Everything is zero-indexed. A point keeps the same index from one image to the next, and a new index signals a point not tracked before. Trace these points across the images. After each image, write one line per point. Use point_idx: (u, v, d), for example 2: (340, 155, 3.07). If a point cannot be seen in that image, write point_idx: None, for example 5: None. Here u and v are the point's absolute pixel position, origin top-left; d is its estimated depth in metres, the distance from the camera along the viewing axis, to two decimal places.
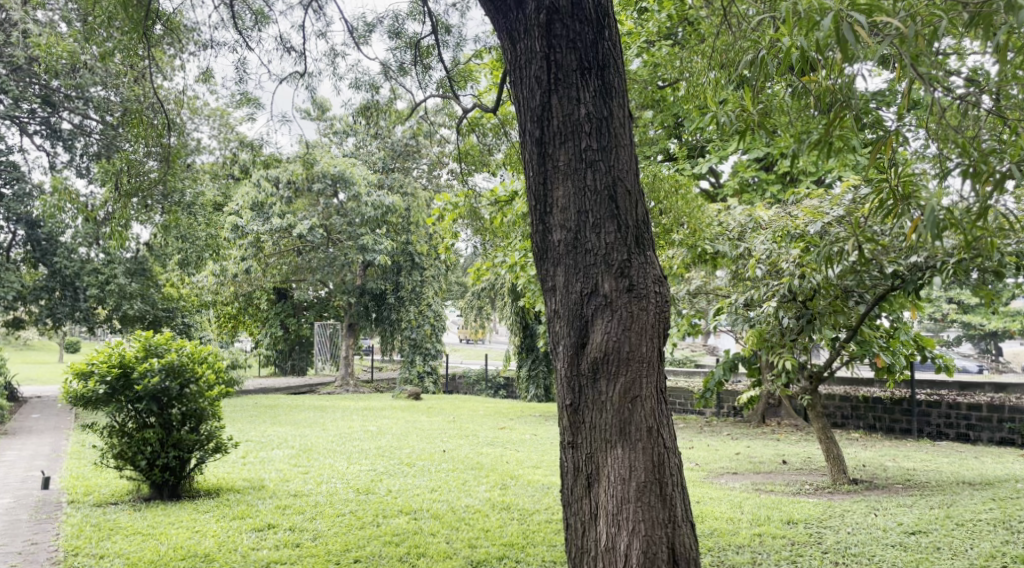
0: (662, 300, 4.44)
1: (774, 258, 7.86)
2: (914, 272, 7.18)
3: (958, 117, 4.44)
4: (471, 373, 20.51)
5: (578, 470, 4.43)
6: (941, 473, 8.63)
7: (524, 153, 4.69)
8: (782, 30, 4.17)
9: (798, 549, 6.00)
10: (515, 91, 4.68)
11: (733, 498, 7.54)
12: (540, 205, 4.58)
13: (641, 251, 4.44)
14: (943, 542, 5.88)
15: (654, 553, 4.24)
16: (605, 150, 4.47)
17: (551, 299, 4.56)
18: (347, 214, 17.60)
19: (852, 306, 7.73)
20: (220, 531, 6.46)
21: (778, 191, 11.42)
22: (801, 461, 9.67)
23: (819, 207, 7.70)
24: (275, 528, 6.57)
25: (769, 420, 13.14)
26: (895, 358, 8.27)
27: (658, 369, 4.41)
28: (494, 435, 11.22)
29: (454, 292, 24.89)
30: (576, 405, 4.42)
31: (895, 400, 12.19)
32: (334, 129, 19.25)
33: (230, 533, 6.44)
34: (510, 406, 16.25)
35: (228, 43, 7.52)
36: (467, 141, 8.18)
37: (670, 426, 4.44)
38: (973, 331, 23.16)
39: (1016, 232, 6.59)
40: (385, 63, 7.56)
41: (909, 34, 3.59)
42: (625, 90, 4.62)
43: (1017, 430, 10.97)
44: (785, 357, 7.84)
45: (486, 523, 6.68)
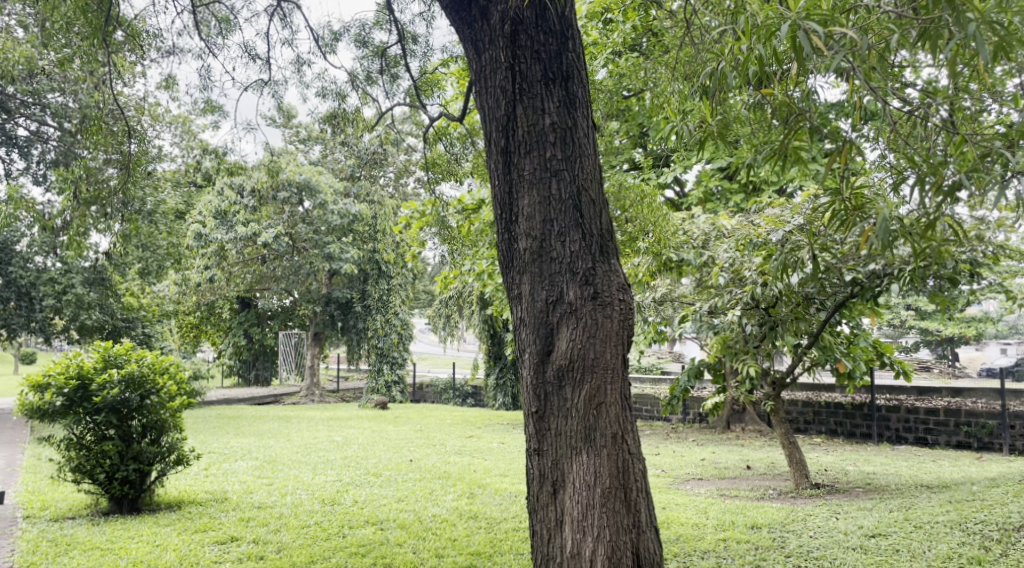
0: (626, 307, 4.49)
1: (737, 266, 8.04)
2: (872, 279, 7.34)
3: (910, 130, 4.59)
4: (438, 383, 20.42)
5: (544, 476, 4.46)
6: (901, 476, 8.77)
7: (489, 163, 4.72)
8: (742, 42, 4.27)
9: (762, 553, 6.09)
10: (480, 101, 4.71)
11: (698, 503, 7.63)
12: (506, 214, 4.62)
13: (605, 260, 4.49)
14: (902, 544, 5.97)
15: (618, 559, 4.27)
16: (570, 160, 4.52)
17: (517, 307, 4.60)
18: (313, 223, 17.48)
19: (813, 313, 7.88)
20: (181, 545, 6.39)
21: (741, 200, 11.62)
22: (764, 466, 9.80)
23: (780, 216, 7.85)
24: (239, 541, 6.51)
25: (734, 426, 13.27)
26: (856, 363, 8.37)
27: (622, 375, 4.46)
28: (461, 444, 11.21)
29: (421, 300, 24.86)
30: (542, 412, 4.46)
31: (856, 405, 12.39)
32: (300, 137, 19.18)
33: (191, 546, 6.38)
34: (476, 415, 16.20)
35: (192, 50, 7.49)
36: (434, 150, 8.19)
37: (635, 432, 4.49)
38: (929, 336, 23.51)
39: (969, 239, 6.77)
40: (352, 72, 7.56)
41: (862, 47, 3.71)
42: (590, 101, 4.68)
43: (973, 434, 11.21)
44: (749, 364, 7.97)
45: (454, 533, 6.68)
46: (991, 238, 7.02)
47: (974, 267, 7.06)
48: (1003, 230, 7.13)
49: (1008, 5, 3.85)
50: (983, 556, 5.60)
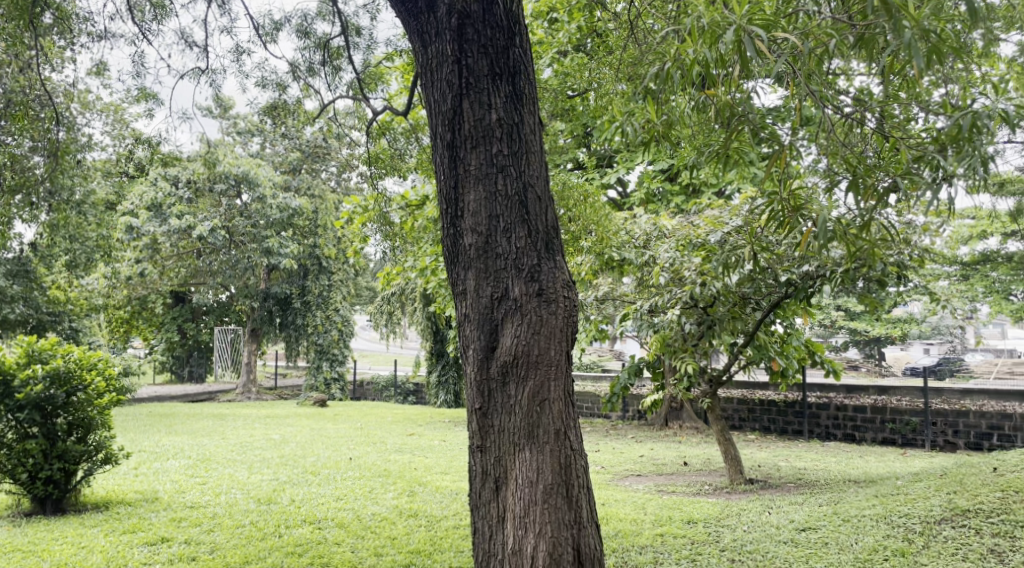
0: (571, 304, 4.54)
1: (677, 266, 8.16)
2: (806, 280, 7.52)
3: (845, 135, 4.74)
4: (379, 381, 20.28)
5: (487, 473, 4.49)
6: (831, 472, 9.03)
7: (435, 156, 4.73)
8: (686, 41, 4.36)
9: (697, 547, 6.23)
10: (427, 94, 4.71)
11: (637, 499, 7.75)
12: (451, 209, 4.64)
13: (550, 256, 4.54)
14: (830, 537, 6.15)
15: (560, 555, 4.33)
16: (516, 156, 4.56)
17: (461, 302, 4.61)
18: (252, 216, 17.09)
19: (749, 312, 8.10)
20: (108, 546, 6.25)
21: (681, 202, 11.81)
22: (701, 463, 9.99)
23: (719, 217, 8.03)
24: (170, 541, 6.39)
25: (672, 423, 13.47)
26: (789, 362, 8.60)
27: (566, 372, 4.51)
28: (401, 442, 11.16)
29: (363, 297, 24.66)
30: (485, 409, 4.48)
31: (788, 403, 12.70)
32: (239, 128, 18.80)
33: (119, 548, 6.23)
34: (419, 414, 15.62)
35: (125, 36, 7.32)
36: (377, 145, 8.14)
37: (578, 429, 4.54)
38: (858, 337, 24.24)
39: (897, 243, 7.02)
40: (293, 63, 7.45)
41: (801, 51, 3.83)
42: (536, 98, 4.72)
43: (897, 430, 11.61)
44: (687, 361, 8.14)
45: (393, 531, 6.66)
46: (917, 241, 7.29)
47: (902, 269, 7.29)
48: (928, 233, 7.40)
49: (936, 16, 4.01)
50: (907, 547, 5.78)
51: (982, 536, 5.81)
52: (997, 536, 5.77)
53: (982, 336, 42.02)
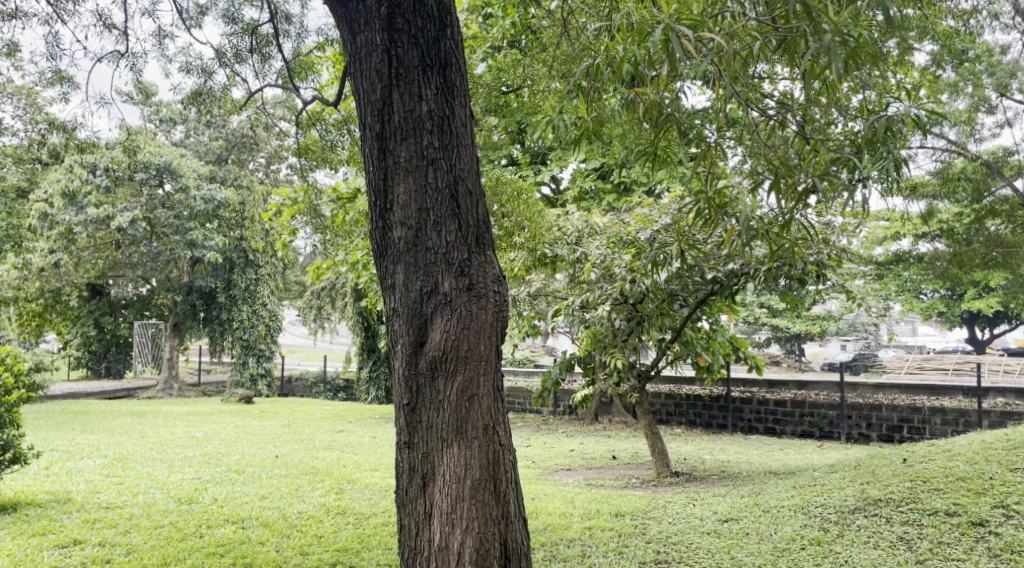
0: (501, 299, 4.56)
1: (607, 263, 8.25)
2: (730, 278, 7.72)
3: (769, 137, 4.87)
4: (307, 376, 20.00)
5: (414, 470, 4.47)
6: (752, 464, 9.27)
7: (363, 147, 4.67)
8: (617, 39, 4.43)
9: (624, 539, 6.32)
10: (355, 83, 4.65)
11: (566, 493, 7.82)
12: (379, 201, 4.59)
13: (480, 251, 4.54)
14: (751, 528, 6.31)
15: (487, 551, 4.36)
16: (446, 149, 4.54)
17: (390, 296, 4.57)
18: (175, 206, 16.70)
19: (676, 309, 8.25)
20: (17, 550, 6.04)
21: (613, 200, 11.94)
22: (629, 456, 10.15)
23: (649, 215, 8.18)
24: (82, 544, 6.21)
25: (602, 417, 13.62)
26: (715, 357, 8.80)
27: (495, 367, 4.53)
28: (330, 439, 11.04)
29: (291, 291, 24.31)
30: (414, 404, 4.46)
31: (713, 397, 12.94)
32: (161, 116, 18.26)
33: (28, 551, 6.04)
34: (348, 410, 15.55)
35: (38, 15, 7.06)
36: (307, 136, 8.00)
37: (506, 424, 4.57)
38: (780, 333, 24.86)
39: (817, 241, 7.25)
40: (220, 49, 7.28)
41: (726, 51, 3.93)
42: (467, 91, 4.71)
43: (815, 423, 11.98)
44: (617, 357, 8.26)
45: (320, 530, 6.59)
46: (834, 241, 7.56)
47: (821, 268, 7.52)
48: (845, 234, 7.67)
49: (854, 21, 4.14)
50: (823, 537, 5.97)
51: (892, 524, 6.02)
52: (905, 524, 5.98)
53: (895, 335, 43.39)
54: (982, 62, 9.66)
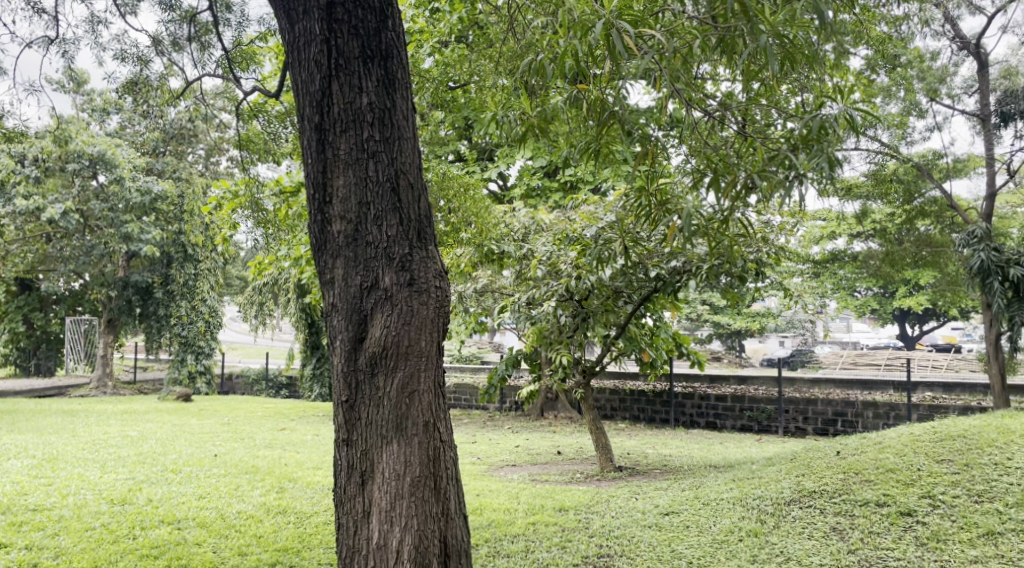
0: (442, 294, 4.50)
1: (553, 259, 8.30)
2: (673, 275, 7.85)
3: (710, 136, 4.92)
4: (248, 374, 19.67)
5: (353, 467, 4.40)
6: (694, 458, 9.38)
7: (302, 140, 4.57)
8: (559, 33, 4.43)
9: (568, 534, 6.33)
10: (293, 74, 4.56)
11: (510, 489, 7.81)
12: (318, 194, 4.50)
13: (422, 246, 4.48)
14: (691, 520, 6.37)
15: (426, 549, 4.31)
16: (388, 142, 4.47)
17: (328, 291, 4.49)
18: (109, 199, 16.20)
19: (621, 306, 8.30)
20: None
21: (559, 198, 11.97)
22: (574, 452, 10.19)
23: (595, 211, 8.14)
24: (8, 548, 5.99)
25: (547, 413, 13.65)
26: (659, 353, 8.84)
27: (436, 363, 4.48)
28: (271, 437, 10.86)
29: (232, 286, 23.89)
30: (352, 401, 4.39)
31: (657, 393, 13.04)
32: (93, 105, 17.72)
33: None
34: (290, 408, 15.35)
35: None
36: (248, 128, 7.83)
37: (447, 420, 4.52)
38: (722, 330, 25.20)
39: (756, 239, 7.40)
40: (156, 37, 7.08)
41: (666, 47, 3.95)
42: (409, 83, 4.64)
43: (754, 418, 12.19)
44: (562, 353, 8.29)
45: (260, 529, 6.47)
46: (774, 239, 7.68)
47: (760, 266, 7.63)
48: (784, 233, 7.79)
49: (790, 21, 4.20)
50: (759, 528, 6.05)
51: (826, 515, 6.12)
52: (838, 515, 6.09)
53: (832, 332, 44.32)
54: (913, 69, 9.93)
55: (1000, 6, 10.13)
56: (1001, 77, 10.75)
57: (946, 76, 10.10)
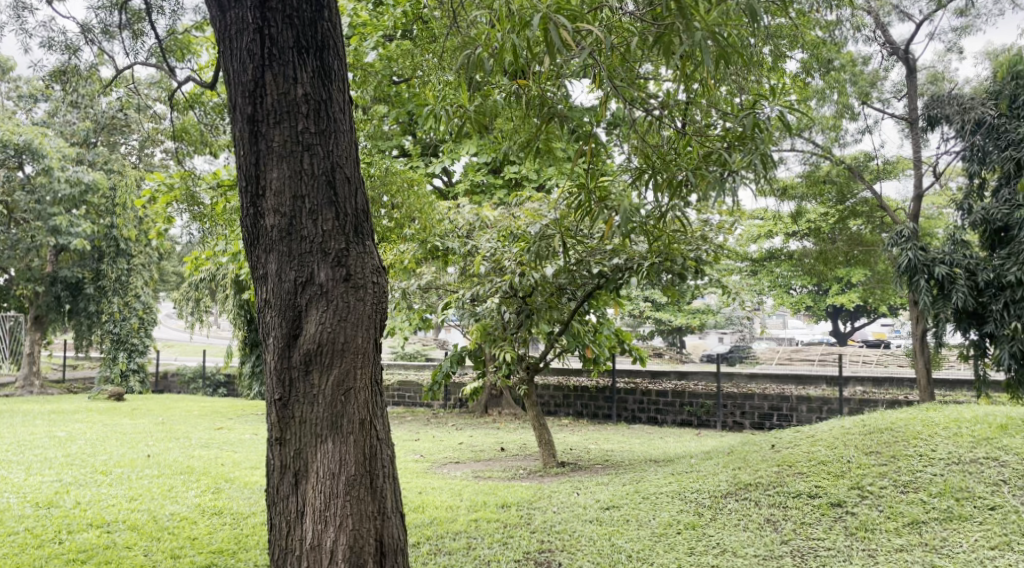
0: (380, 290, 4.42)
1: (498, 255, 8.23)
2: (616, 272, 7.84)
3: (648, 132, 4.93)
4: (184, 372, 19.22)
5: (286, 467, 4.30)
6: (635, 453, 9.44)
7: (234, 131, 4.45)
8: (497, 27, 4.39)
9: (510, 530, 6.30)
10: (225, 63, 4.44)
11: (453, 486, 7.76)
12: (250, 187, 4.38)
13: (359, 240, 4.40)
14: (631, 515, 6.39)
15: (361, 548, 4.24)
16: (323, 134, 4.38)
17: (261, 287, 4.38)
18: (36, 191, 15.70)
19: (564, 303, 8.33)
20: None
21: (503, 194, 11.94)
22: (517, 448, 10.18)
23: (539, 209, 8.10)
24: None
25: (492, 410, 13.62)
26: (600, 349, 9.00)
27: (373, 359, 4.40)
28: (208, 436, 10.64)
29: (168, 282, 23.38)
30: (286, 399, 4.30)
31: (599, 388, 13.11)
32: (20, 93, 17.13)
33: None
34: (228, 407, 15.08)
35: None
36: (183, 119, 7.62)
37: (384, 418, 4.45)
38: (663, 327, 25.48)
39: (695, 237, 7.47)
40: (85, 24, 6.84)
41: (603, 42, 3.92)
42: (346, 75, 4.55)
43: (693, 412, 12.29)
44: (506, 350, 8.26)
45: (194, 531, 6.32)
46: (713, 237, 7.77)
47: (700, 264, 7.70)
48: (723, 231, 7.87)
49: (726, 19, 4.23)
50: (697, 521, 6.10)
51: (761, 506, 6.20)
52: (773, 507, 6.17)
53: (769, 328, 45.19)
54: (846, 73, 10.07)
55: (928, 13, 10.40)
56: (928, 82, 11.06)
57: (876, 81, 10.33)
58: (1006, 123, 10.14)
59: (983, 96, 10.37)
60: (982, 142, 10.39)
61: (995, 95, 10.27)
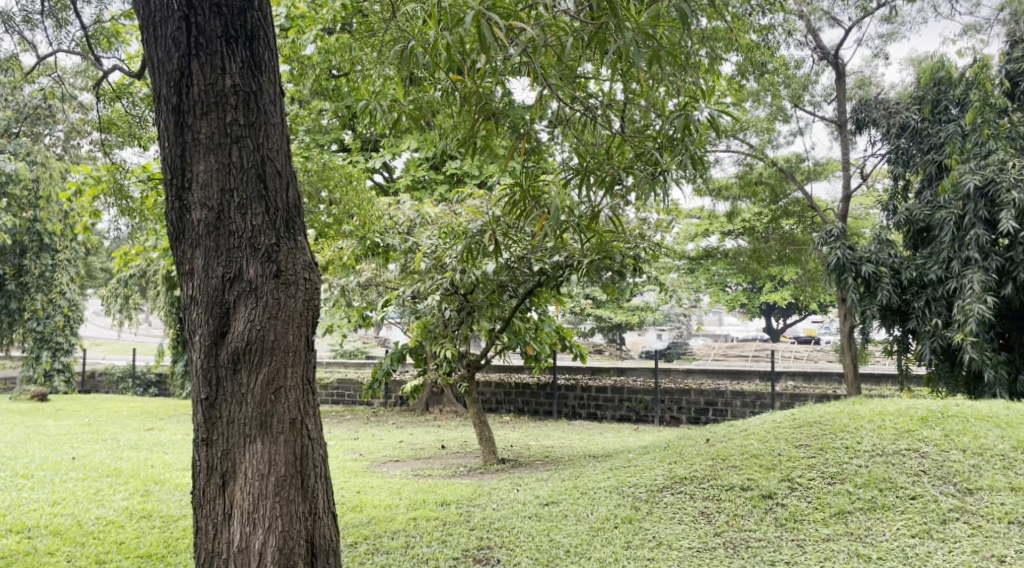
0: (311, 286, 4.33)
1: (439, 252, 8.14)
2: (556, 270, 7.82)
3: (583, 131, 4.93)
4: (112, 371, 18.66)
5: (212, 468, 4.19)
6: (574, 448, 9.47)
7: (158, 122, 4.31)
8: (430, 23, 4.33)
9: (449, 528, 6.24)
10: (149, 51, 4.29)
11: (392, 485, 7.67)
12: (176, 180, 4.25)
13: (290, 236, 4.30)
14: (569, 510, 6.39)
15: (290, 550, 4.16)
16: (253, 127, 4.27)
17: (187, 283, 4.26)
18: None
19: (506, 299, 8.29)
20: None
21: (445, 190, 11.87)
22: (457, 445, 10.13)
23: (480, 207, 8.04)
24: None
25: (432, 408, 13.53)
26: (543, 347, 8.96)
27: (304, 357, 4.31)
28: (137, 437, 10.35)
29: (96, 279, 22.73)
30: (213, 398, 4.18)
31: (540, 385, 13.13)
32: None
33: None
34: (159, 406, 14.75)
35: None
36: (110, 111, 7.38)
37: (315, 417, 4.36)
38: (604, 323, 25.72)
39: (634, 235, 7.50)
40: (5, 11, 6.57)
41: (536, 40, 3.88)
42: (277, 66, 4.44)
43: (633, 408, 12.41)
44: (447, 347, 8.19)
45: (120, 535, 6.13)
46: (651, 236, 7.83)
47: (639, 262, 7.74)
48: (661, 229, 7.93)
49: (658, 20, 4.23)
50: (634, 515, 6.13)
51: (695, 500, 6.26)
52: (707, 500, 6.24)
53: (706, 325, 45.97)
54: (780, 76, 10.20)
55: (856, 19, 10.61)
56: (857, 86, 11.18)
57: (808, 84, 10.50)
58: (928, 127, 10.41)
59: (907, 101, 10.72)
60: (907, 145, 10.72)
61: (919, 100, 10.57)
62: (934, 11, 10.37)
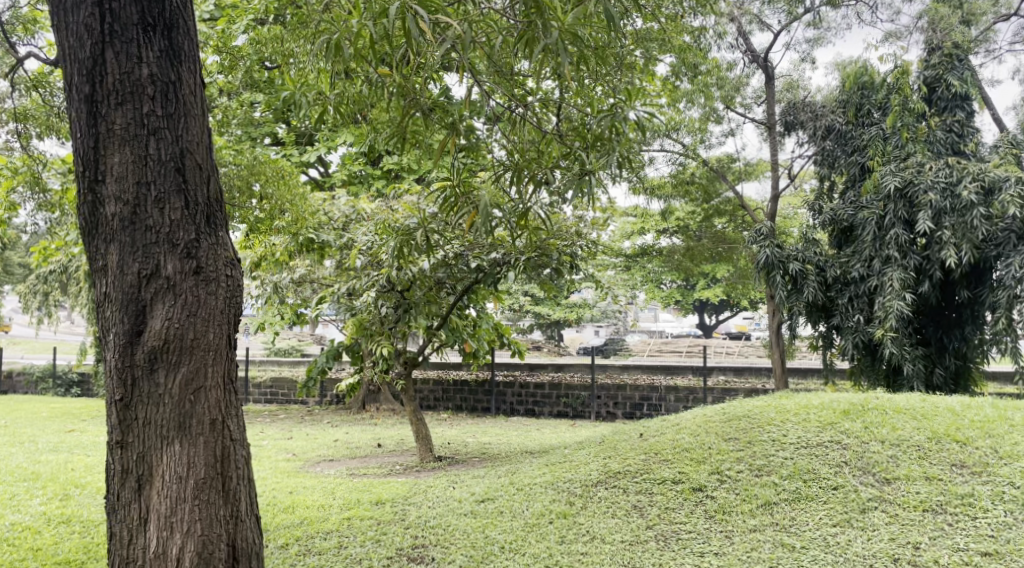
0: (233, 283, 4.22)
1: (375, 249, 8.03)
2: (494, 267, 7.79)
3: (511, 126, 4.90)
4: (33, 371, 18.00)
5: (128, 471, 4.05)
6: (511, 445, 9.47)
7: (70, 112, 4.15)
8: (355, 15, 4.24)
9: (383, 527, 6.17)
10: (59, 38, 4.12)
11: (326, 484, 7.54)
12: (88, 172, 4.09)
13: (210, 231, 4.18)
14: (504, 506, 6.37)
15: (210, 554, 4.04)
16: (171, 118, 4.13)
17: (100, 280, 4.10)
18: None
19: (443, 296, 8.22)
20: None
21: (381, 185, 11.75)
22: (393, 444, 10.04)
23: (416, 203, 7.98)
24: None
25: (369, 406, 13.38)
26: (480, 344, 8.93)
27: (226, 356, 4.19)
28: (57, 440, 10.00)
29: (15, 275, 21.93)
30: (128, 399, 4.03)
31: (478, 382, 13.08)
32: None
33: None
34: (82, 406, 14.41)
35: None
36: (27, 100, 7.09)
37: (238, 417, 4.25)
38: (542, 320, 25.83)
39: (570, 232, 7.52)
40: None
41: (464, 35, 3.83)
42: (198, 56, 4.31)
43: (570, 404, 12.47)
44: (383, 344, 8.09)
45: (37, 541, 5.91)
46: (587, 233, 7.85)
47: (575, 258, 7.76)
48: (597, 227, 7.96)
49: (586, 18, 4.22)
50: (568, 510, 6.14)
51: (628, 494, 6.29)
52: (639, 494, 6.28)
53: (642, 321, 46.58)
54: (713, 77, 10.35)
55: (785, 23, 10.81)
56: (784, 89, 11.61)
57: (740, 85, 10.67)
58: (852, 130, 10.68)
59: (833, 104, 11.01)
60: (832, 146, 11.00)
61: (844, 103, 10.83)
62: (857, 18, 10.73)
